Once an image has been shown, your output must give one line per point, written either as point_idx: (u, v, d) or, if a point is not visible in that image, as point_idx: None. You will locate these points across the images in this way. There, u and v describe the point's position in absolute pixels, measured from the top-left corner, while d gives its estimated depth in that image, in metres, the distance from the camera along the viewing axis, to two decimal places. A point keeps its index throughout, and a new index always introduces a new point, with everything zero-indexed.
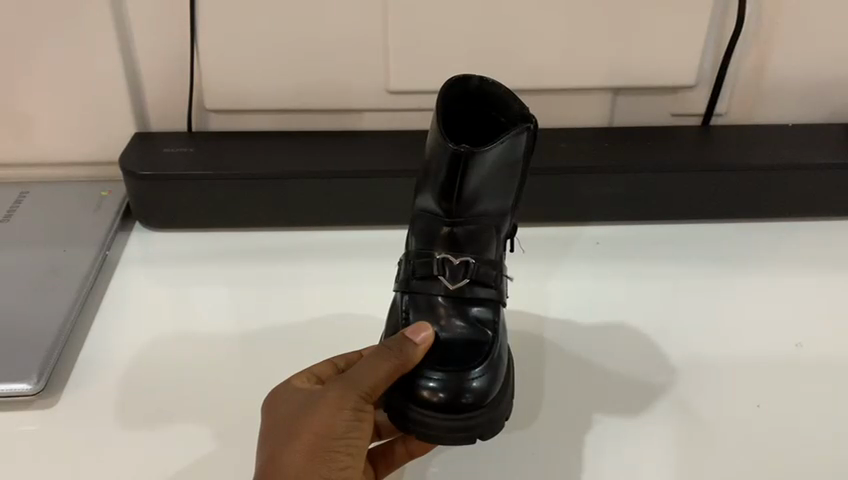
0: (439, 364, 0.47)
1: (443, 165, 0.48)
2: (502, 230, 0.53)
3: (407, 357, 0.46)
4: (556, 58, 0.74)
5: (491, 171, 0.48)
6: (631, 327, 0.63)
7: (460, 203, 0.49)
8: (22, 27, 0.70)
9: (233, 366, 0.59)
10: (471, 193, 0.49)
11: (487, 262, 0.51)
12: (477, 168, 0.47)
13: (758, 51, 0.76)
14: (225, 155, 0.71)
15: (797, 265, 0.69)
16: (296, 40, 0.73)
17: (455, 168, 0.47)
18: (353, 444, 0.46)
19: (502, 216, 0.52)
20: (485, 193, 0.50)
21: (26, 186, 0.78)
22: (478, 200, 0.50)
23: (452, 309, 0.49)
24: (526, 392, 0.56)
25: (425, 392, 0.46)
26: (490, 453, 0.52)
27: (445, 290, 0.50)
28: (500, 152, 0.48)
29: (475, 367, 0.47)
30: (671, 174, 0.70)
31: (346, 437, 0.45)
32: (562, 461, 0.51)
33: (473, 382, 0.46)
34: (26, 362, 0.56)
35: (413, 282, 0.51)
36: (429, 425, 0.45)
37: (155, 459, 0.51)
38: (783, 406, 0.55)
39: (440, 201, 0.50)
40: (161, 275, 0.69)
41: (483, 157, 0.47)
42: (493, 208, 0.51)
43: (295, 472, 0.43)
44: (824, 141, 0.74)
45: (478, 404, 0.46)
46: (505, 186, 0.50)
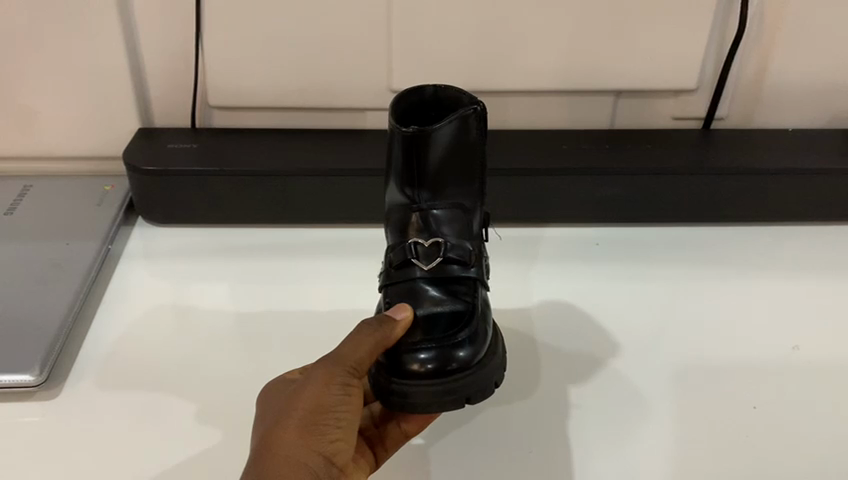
0: (422, 338, 0.48)
1: (400, 153, 0.50)
2: (474, 212, 0.53)
3: (387, 335, 0.47)
4: (558, 60, 0.75)
5: (449, 149, 0.50)
6: (628, 325, 0.63)
7: (427, 184, 0.50)
8: (28, 21, 0.70)
9: (233, 358, 0.59)
10: (437, 173, 0.50)
11: (461, 240, 0.51)
12: (435, 146, 0.49)
13: (759, 55, 0.77)
14: (226, 151, 0.72)
15: (794, 268, 0.70)
16: (300, 38, 0.73)
17: (412, 151, 0.49)
18: (342, 417, 0.46)
19: (470, 197, 0.52)
20: (451, 172, 0.51)
21: (29, 179, 0.78)
22: (444, 179, 0.51)
23: (432, 289, 0.50)
24: (531, 395, 0.56)
25: (416, 365, 0.46)
26: (495, 455, 0.52)
27: (421, 273, 0.50)
28: (453, 129, 0.49)
29: (458, 335, 0.48)
30: (670, 176, 0.71)
31: (336, 411, 0.46)
32: (570, 463, 0.51)
33: (458, 350, 0.47)
34: (28, 353, 0.57)
35: (391, 272, 0.52)
36: (419, 395, 0.46)
37: (155, 449, 0.52)
38: (778, 406, 0.56)
39: (405, 189, 0.51)
40: (162, 269, 0.69)
41: (435, 135, 0.49)
42: (462, 188, 0.52)
43: (288, 445, 0.43)
44: (824, 146, 0.75)
45: (466, 368, 0.47)
46: (467, 165, 0.51)
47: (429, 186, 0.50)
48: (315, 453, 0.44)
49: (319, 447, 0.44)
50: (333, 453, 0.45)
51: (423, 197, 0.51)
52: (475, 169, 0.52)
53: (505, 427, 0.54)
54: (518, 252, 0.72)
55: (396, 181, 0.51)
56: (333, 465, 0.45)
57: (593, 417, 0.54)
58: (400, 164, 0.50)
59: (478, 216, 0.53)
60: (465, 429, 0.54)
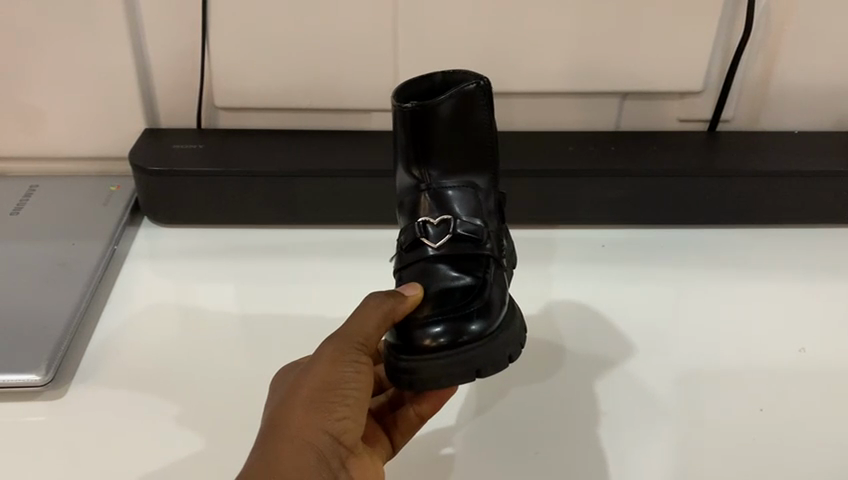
0: (433, 315, 0.47)
1: (405, 133, 0.50)
2: (486, 191, 0.53)
3: (393, 307, 0.47)
4: (564, 61, 0.75)
5: (454, 124, 0.50)
6: (631, 328, 0.63)
7: (433, 162, 0.51)
8: (35, 21, 0.70)
9: (236, 359, 0.59)
10: (441, 150, 0.50)
11: (472, 218, 0.51)
12: (438, 120, 0.49)
13: (765, 57, 0.76)
14: (232, 151, 0.72)
15: (800, 270, 0.70)
16: (307, 38, 0.73)
17: (416, 128, 0.50)
18: (350, 395, 0.46)
19: (479, 176, 0.52)
20: (457, 148, 0.51)
21: (36, 179, 0.79)
22: (450, 156, 0.51)
23: (445, 267, 0.49)
24: (545, 395, 0.56)
25: (427, 341, 0.46)
26: (510, 451, 0.52)
27: (432, 252, 0.50)
28: (456, 104, 0.50)
29: (470, 307, 0.47)
30: (675, 177, 0.71)
31: (344, 389, 0.46)
32: (587, 460, 0.52)
33: (470, 324, 0.46)
34: (35, 352, 0.57)
35: (404, 255, 0.51)
36: (430, 370, 0.45)
37: (162, 449, 0.52)
38: (784, 407, 0.56)
39: (413, 169, 0.51)
40: (168, 269, 0.69)
41: (437, 109, 0.49)
42: (471, 165, 0.52)
43: (293, 425, 0.44)
44: (830, 148, 0.75)
45: (479, 340, 0.46)
46: (474, 140, 0.51)
47: (437, 164, 0.51)
48: (321, 432, 0.44)
49: (326, 426, 0.44)
50: (340, 432, 0.45)
51: (431, 176, 0.51)
52: (483, 146, 0.52)
53: (519, 424, 0.54)
54: (523, 254, 0.72)
55: (403, 163, 0.52)
56: (341, 444, 0.45)
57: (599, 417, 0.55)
58: (405, 144, 0.51)
59: (489, 194, 0.53)
60: (479, 426, 0.54)
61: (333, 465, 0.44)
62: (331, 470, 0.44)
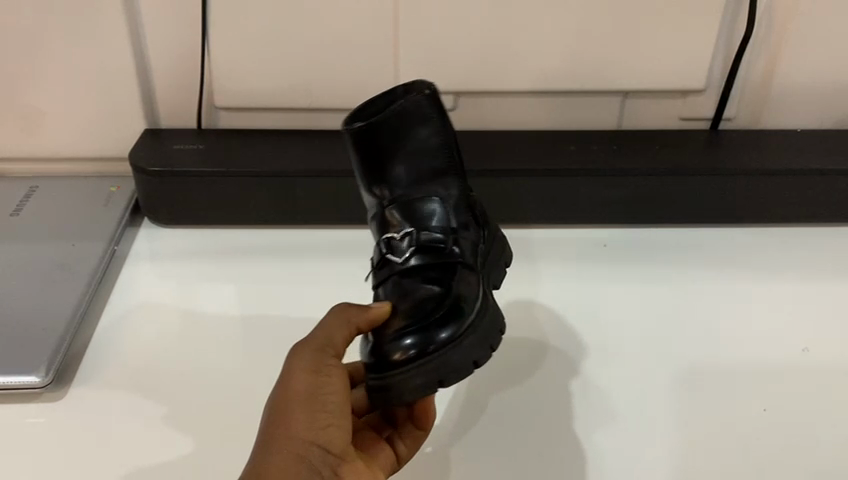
0: (401, 330, 0.47)
1: (358, 153, 0.51)
2: (452, 196, 0.52)
3: (352, 314, 0.49)
4: (566, 61, 0.75)
5: (402, 136, 0.50)
6: (633, 327, 0.63)
7: (389, 177, 0.51)
8: (35, 22, 0.70)
9: (236, 359, 0.59)
10: (396, 163, 0.51)
11: (436, 227, 0.50)
12: (386, 134, 0.50)
13: (768, 54, 0.76)
14: (230, 152, 0.72)
15: (802, 269, 0.69)
16: (307, 38, 0.73)
17: (367, 147, 0.51)
18: (330, 401, 0.46)
19: (442, 183, 0.52)
20: (412, 160, 0.51)
21: (36, 179, 0.78)
22: (407, 168, 0.51)
23: (412, 280, 0.49)
24: (546, 396, 0.56)
25: (397, 356, 0.46)
26: (503, 454, 0.52)
27: (399, 267, 0.50)
28: (401, 116, 0.50)
29: (438, 316, 0.47)
30: (676, 176, 0.70)
31: (324, 397, 0.46)
32: (582, 462, 0.51)
33: (438, 334, 0.45)
34: (34, 353, 0.57)
35: (377, 274, 0.51)
36: (400, 386, 0.45)
37: (163, 450, 0.51)
38: (787, 408, 0.55)
39: (373, 188, 0.52)
40: (168, 270, 0.69)
41: (383, 125, 0.50)
42: (431, 173, 0.51)
43: (281, 439, 0.44)
44: (833, 146, 0.74)
45: (447, 348, 0.45)
46: (427, 148, 0.51)
47: (395, 179, 0.51)
48: (308, 442, 0.44)
49: (312, 435, 0.44)
50: (328, 441, 0.45)
51: (393, 191, 0.51)
52: (443, 154, 0.52)
53: (513, 425, 0.54)
54: (524, 253, 0.71)
55: (364, 184, 0.53)
56: (329, 451, 0.45)
57: (598, 415, 0.54)
58: (361, 164, 0.52)
59: (455, 199, 0.52)
60: (476, 427, 0.54)
61: (325, 473, 0.44)
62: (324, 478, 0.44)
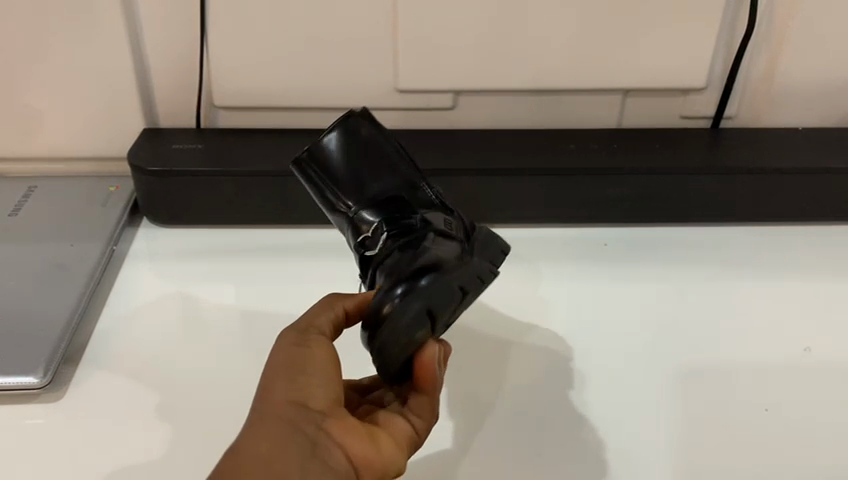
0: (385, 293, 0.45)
1: (313, 182, 0.50)
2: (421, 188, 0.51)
3: (340, 300, 0.47)
4: (566, 60, 0.74)
5: (349, 149, 0.49)
6: (634, 327, 0.62)
7: (348, 189, 0.49)
8: (33, 22, 0.70)
9: (234, 359, 0.58)
10: (352, 174, 0.49)
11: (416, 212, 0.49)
12: (334, 152, 0.49)
13: (769, 53, 0.76)
14: (229, 151, 0.71)
15: (805, 269, 0.69)
16: (306, 38, 0.73)
17: (321, 169, 0.49)
18: (311, 363, 0.43)
19: (408, 176, 0.50)
20: (365, 166, 0.49)
21: (35, 179, 0.78)
22: (363, 175, 0.49)
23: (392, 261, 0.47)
24: (555, 395, 0.56)
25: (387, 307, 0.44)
26: (510, 454, 0.52)
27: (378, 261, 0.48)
28: (341, 133, 0.49)
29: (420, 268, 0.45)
30: (676, 175, 0.70)
31: (302, 363, 0.43)
32: (585, 461, 0.51)
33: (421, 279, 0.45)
34: (32, 354, 0.57)
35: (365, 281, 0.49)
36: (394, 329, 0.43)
37: (161, 450, 0.51)
38: (789, 408, 0.55)
39: (337, 208, 0.50)
40: (167, 271, 0.69)
41: (328, 145, 0.49)
42: (389, 171, 0.50)
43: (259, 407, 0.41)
44: (835, 145, 0.74)
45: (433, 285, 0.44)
46: (377, 153, 0.50)
47: (357, 188, 0.49)
48: (287, 401, 0.41)
49: (293, 395, 0.42)
50: (311, 399, 0.42)
51: (357, 201, 0.49)
52: (400, 156, 0.51)
53: (521, 425, 0.54)
54: (524, 253, 0.71)
55: (328, 209, 0.50)
56: (313, 409, 0.42)
57: (600, 416, 0.54)
58: (320, 190, 0.50)
59: (424, 190, 0.51)
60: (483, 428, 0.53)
61: (309, 431, 0.41)
62: (309, 438, 0.40)
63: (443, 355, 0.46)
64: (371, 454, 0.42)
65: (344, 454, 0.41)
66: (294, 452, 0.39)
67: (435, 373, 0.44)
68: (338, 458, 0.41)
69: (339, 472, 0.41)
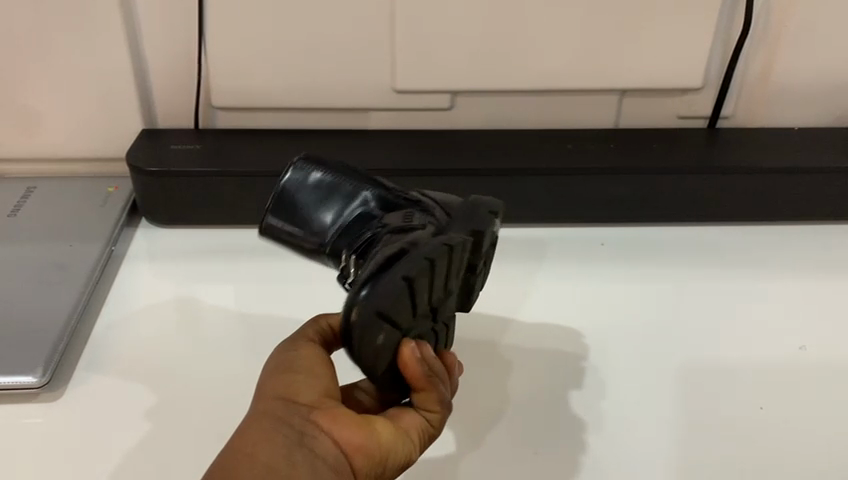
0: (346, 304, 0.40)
1: (286, 243, 0.51)
2: (381, 197, 0.50)
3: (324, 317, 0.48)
4: (564, 60, 0.75)
5: (304, 197, 0.50)
6: (631, 326, 0.63)
7: (318, 234, 0.50)
8: (33, 24, 0.70)
9: (233, 357, 0.59)
10: (317, 218, 0.50)
11: (378, 221, 0.48)
12: (292, 207, 0.50)
13: (766, 52, 0.76)
14: (229, 151, 0.72)
15: (803, 268, 0.69)
16: (304, 39, 0.73)
17: (287, 228, 0.50)
18: (297, 364, 0.43)
19: (362, 194, 0.50)
20: (324, 205, 0.50)
21: (34, 180, 0.78)
22: (326, 216, 0.50)
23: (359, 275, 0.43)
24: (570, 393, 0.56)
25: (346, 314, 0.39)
26: (528, 452, 0.52)
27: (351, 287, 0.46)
28: (291, 186, 0.50)
29: (377, 261, 0.40)
30: (673, 175, 0.70)
31: (289, 364, 0.43)
32: (585, 458, 0.51)
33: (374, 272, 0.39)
34: (30, 354, 0.57)
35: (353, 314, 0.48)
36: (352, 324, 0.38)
37: (160, 449, 0.51)
38: (785, 407, 0.55)
39: (317, 255, 0.50)
40: (166, 272, 0.69)
41: (284, 202, 0.50)
42: (350, 201, 0.50)
43: (251, 410, 0.42)
44: (833, 144, 0.74)
45: (385, 268, 0.38)
46: (331, 190, 0.50)
47: (328, 230, 0.50)
48: (274, 398, 0.41)
49: (280, 392, 0.42)
50: (296, 393, 0.42)
51: (331, 242, 0.50)
52: (349, 180, 0.51)
53: (536, 424, 0.54)
54: (522, 252, 0.71)
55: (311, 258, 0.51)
56: (299, 402, 0.41)
57: (599, 415, 0.54)
58: (295, 244, 0.51)
59: (383, 197, 0.50)
60: (500, 426, 0.53)
61: (295, 423, 0.40)
62: (296, 429, 0.40)
63: (428, 349, 0.42)
64: (364, 441, 0.41)
65: (334, 443, 0.40)
66: (280, 443, 0.39)
67: (421, 367, 0.42)
68: (328, 447, 0.40)
69: (330, 461, 0.40)
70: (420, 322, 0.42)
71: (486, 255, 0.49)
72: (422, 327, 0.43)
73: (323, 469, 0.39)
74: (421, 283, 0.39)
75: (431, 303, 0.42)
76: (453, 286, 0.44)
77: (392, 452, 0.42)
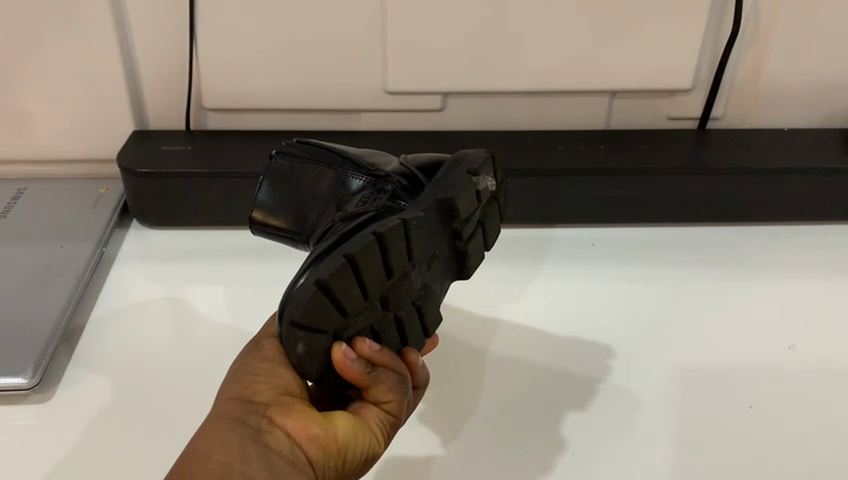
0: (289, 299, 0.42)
1: (271, 234, 0.52)
2: (344, 179, 0.49)
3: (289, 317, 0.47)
4: (554, 61, 0.75)
5: (280, 188, 0.50)
6: (626, 326, 0.63)
7: (297, 224, 0.50)
8: (23, 26, 0.70)
9: (227, 359, 0.59)
10: (292, 208, 0.50)
11: (342, 208, 0.48)
12: (270, 200, 0.51)
13: (756, 53, 0.76)
14: (220, 152, 0.72)
15: (796, 268, 0.70)
16: (296, 40, 0.73)
17: (268, 219, 0.51)
18: (257, 363, 0.43)
19: (332, 179, 0.49)
20: (297, 195, 0.50)
21: (25, 181, 0.78)
22: (299, 205, 0.50)
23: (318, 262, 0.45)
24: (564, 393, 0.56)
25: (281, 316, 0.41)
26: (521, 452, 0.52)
27: None
28: (269, 179, 0.51)
29: (309, 263, 0.41)
30: (665, 175, 0.71)
31: (250, 364, 0.43)
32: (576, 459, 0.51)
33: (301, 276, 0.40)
34: (21, 355, 0.57)
35: None
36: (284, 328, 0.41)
37: (151, 450, 0.51)
38: (779, 408, 0.55)
39: (299, 242, 0.51)
40: (158, 273, 0.69)
41: (263, 194, 0.51)
42: (321, 189, 0.49)
43: (210, 412, 0.41)
44: (824, 145, 0.75)
45: (306, 276, 0.40)
46: (305, 179, 0.50)
47: (303, 220, 0.50)
48: (233, 400, 0.41)
49: (238, 393, 0.41)
50: (254, 393, 0.41)
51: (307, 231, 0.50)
52: (313, 162, 0.50)
53: (531, 423, 0.54)
54: (516, 254, 0.72)
55: (297, 245, 0.52)
56: (256, 401, 0.41)
57: (594, 415, 0.54)
58: (278, 234, 0.51)
59: (349, 179, 0.49)
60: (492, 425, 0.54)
61: (251, 421, 0.40)
62: (252, 427, 0.40)
63: (366, 347, 0.42)
64: (321, 435, 0.40)
65: (290, 437, 0.40)
66: (234, 441, 0.39)
67: (357, 364, 0.41)
68: (283, 443, 0.40)
69: (287, 455, 0.39)
70: (366, 315, 0.42)
71: (469, 220, 0.47)
72: (373, 318, 0.43)
73: (279, 463, 0.39)
74: (343, 284, 0.39)
75: (376, 296, 0.41)
76: (417, 266, 0.43)
77: (351, 445, 0.42)
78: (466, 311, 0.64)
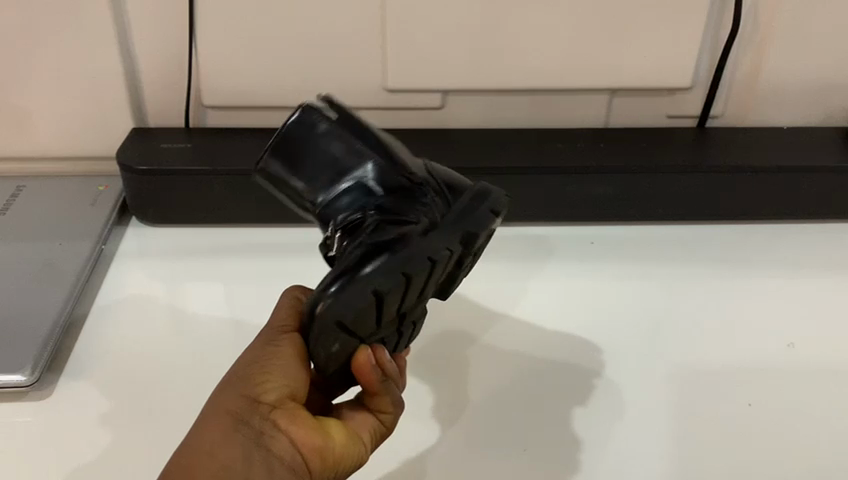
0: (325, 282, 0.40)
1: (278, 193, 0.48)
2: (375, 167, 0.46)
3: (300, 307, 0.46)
4: (554, 59, 0.75)
5: (300, 153, 0.46)
6: (625, 324, 0.63)
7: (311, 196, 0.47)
8: (23, 23, 0.70)
9: (225, 358, 0.59)
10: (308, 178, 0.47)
11: (366, 199, 0.46)
12: (286, 162, 0.47)
13: (756, 51, 0.76)
14: (219, 150, 0.72)
15: (796, 267, 0.70)
16: (296, 37, 0.73)
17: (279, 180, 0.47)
18: (269, 361, 0.42)
19: (361, 163, 0.46)
20: (317, 168, 0.46)
21: (24, 179, 0.78)
22: (317, 178, 0.46)
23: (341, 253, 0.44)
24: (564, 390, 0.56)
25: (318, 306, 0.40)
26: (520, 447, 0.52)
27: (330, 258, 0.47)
28: (289, 139, 0.46)
29: (354, 259, 0.40)
30: (664, 173, 0.71)
31: (261, 359, 0.42)
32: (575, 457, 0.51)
33: (350, 272, 0.39)
34: (21, 352, 0.57)
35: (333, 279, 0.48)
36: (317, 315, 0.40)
37: (150, 447, 0.51)
38: (779, 406, 0.55)
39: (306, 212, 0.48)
40: (157, 271, 0.69)
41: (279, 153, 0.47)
42: (348, 171, 0.46)
43: (213, 401, 0.40)
44: (823, 143, 0.75)
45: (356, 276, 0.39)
46: (332, 154, 0.46)
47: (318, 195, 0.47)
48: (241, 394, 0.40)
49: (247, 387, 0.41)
50: (262, 392, 0.41)
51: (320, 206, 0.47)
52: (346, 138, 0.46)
53: (531, 419, 0.54)
54: (514, 252, 0.72)
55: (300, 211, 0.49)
56: (263, 402, 0.40)
57: (593, 414, 0.54)
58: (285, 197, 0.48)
59: (378, 168, 0.46)
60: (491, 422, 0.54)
61: (256, 422, 0.39)
62: (256, 429, 0.39)
63: (384, 354, 0.43)
64: (322, 444, 0.41)
65: (293, 443, 0.40)
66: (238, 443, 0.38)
67: (375, 371, 0.42)
68: (285, 448, 0.40)
69: (287, 462, 0.39)
70: (389, 327, 0.43)
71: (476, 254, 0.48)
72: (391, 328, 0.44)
73: (279, 469, 0.39)
74: (392, 300, 0.40)
75: (401, 310, 0.42)
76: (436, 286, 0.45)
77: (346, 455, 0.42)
78: (464, 308, 0.64)
